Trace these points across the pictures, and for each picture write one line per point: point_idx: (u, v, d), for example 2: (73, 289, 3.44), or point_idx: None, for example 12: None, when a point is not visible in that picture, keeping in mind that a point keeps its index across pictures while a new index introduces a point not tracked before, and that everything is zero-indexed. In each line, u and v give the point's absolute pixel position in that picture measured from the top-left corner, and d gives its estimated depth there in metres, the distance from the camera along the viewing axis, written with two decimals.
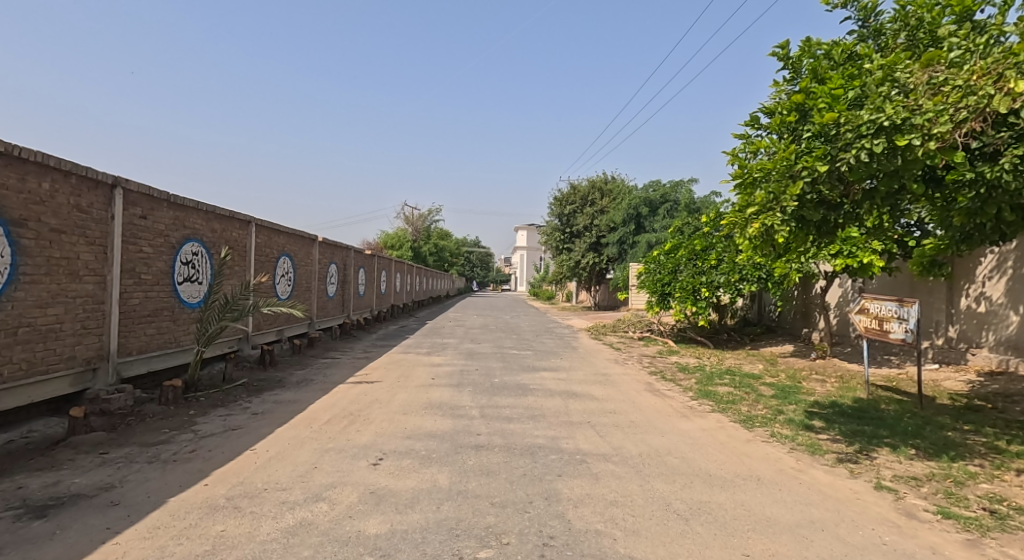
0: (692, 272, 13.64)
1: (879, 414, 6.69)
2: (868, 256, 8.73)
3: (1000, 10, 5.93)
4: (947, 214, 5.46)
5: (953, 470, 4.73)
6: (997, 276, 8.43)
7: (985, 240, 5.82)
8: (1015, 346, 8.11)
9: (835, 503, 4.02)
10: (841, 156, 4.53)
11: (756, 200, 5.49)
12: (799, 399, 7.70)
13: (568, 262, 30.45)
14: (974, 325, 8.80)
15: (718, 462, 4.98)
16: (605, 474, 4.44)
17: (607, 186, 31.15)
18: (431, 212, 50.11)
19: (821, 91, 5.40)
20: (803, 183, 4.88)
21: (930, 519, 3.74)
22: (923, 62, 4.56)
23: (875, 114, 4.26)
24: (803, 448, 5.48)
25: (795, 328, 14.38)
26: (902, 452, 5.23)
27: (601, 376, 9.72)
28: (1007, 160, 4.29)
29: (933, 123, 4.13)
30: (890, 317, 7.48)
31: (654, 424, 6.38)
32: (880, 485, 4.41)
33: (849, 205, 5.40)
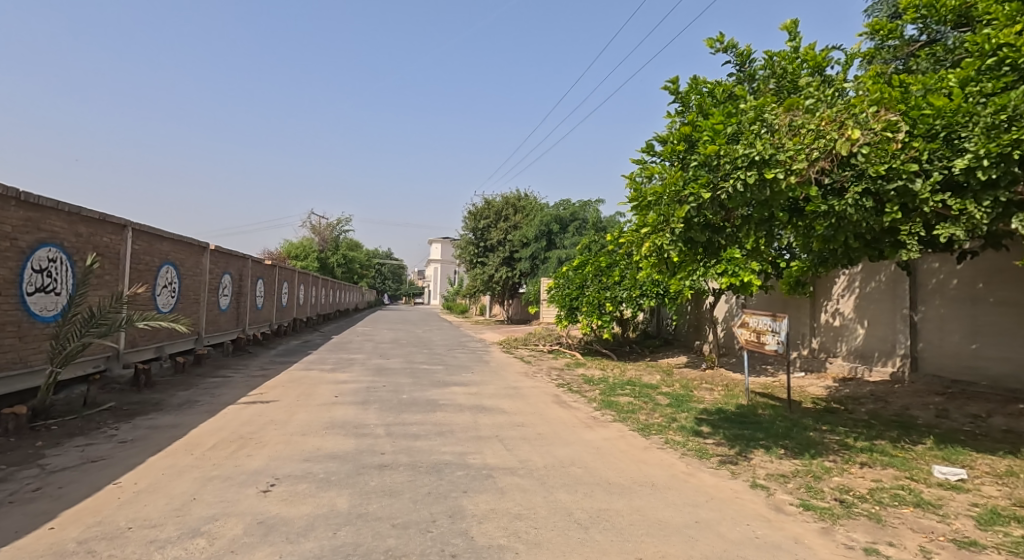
0: (598, 288, 14.24)
1: (757, 418, 7.39)
2: (748, 276, 9.65)
3: (844, 66, 6.80)
4: (807, 241, 6.19)
5: (813, 466, 5.33)
6: (847, 294, 9.65)
7: (837, 263, 6.64)
8: (860, 355, 9.31)
9: (718, 503, 4.37)
10: (721, 184, 5.03)
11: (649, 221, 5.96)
12: (690, 407, 8.29)
13: (481, 276, 30.73)
14: (831, 336, 9.98)
15: (617, 470, 5.23)
16: (511, 488, 4.51)
17: (520, 202, 31.82)
18: (341, 222, 48.39)
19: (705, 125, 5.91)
20: (689, 207, 5.35)
21: (793, 512, 4.18)
22: (786, 107, 5.14)
23: (747, 149, 4.79)
24: (693, 453, 5.91)
25: (688, 340, 15.53)
26: (773, 452, 5.80)
27: (510, 389, 9.85)
28: (850, 195, 4.99)
29: (793, 161, 4.71)
30: (765, 331, 8.29)
31: (560, 435, 6.58)
32: (755, 483, 4.87)
33: (731, 229, 5.96)
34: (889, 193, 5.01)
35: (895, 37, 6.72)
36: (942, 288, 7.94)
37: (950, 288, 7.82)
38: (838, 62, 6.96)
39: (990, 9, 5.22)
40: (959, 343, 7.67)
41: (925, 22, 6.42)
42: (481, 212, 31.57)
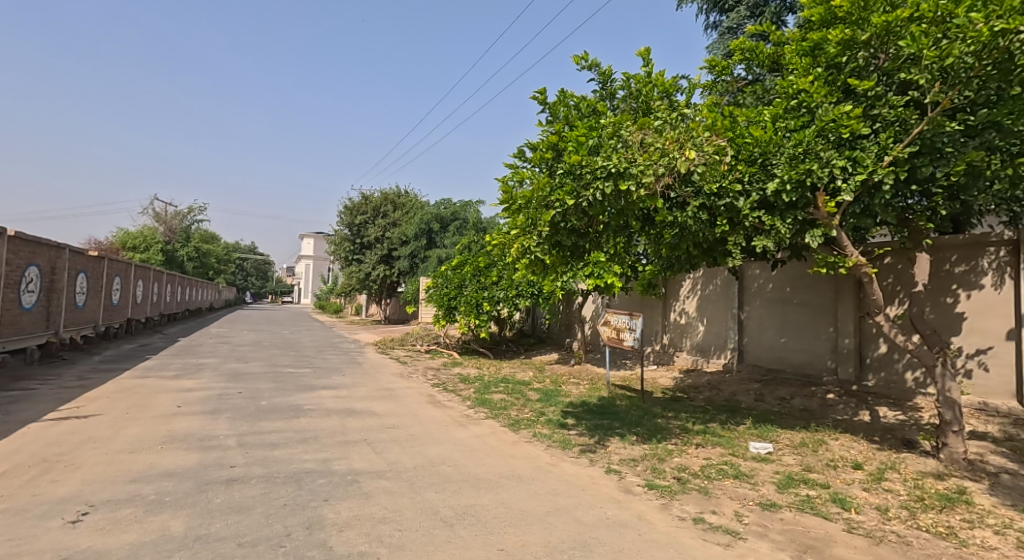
0: (476, 288, 14.43)
1: (615, 409, 8.02)
2: (611, 278, 10.40)
3: (687, 94, 7.61)
4: (658, 247, 6.86)
5: (658, 449, 5.93)
6: (692, 296, 10.84)
7: (682, 268, 7.43)
8: (700, 349, 10.51)
9: (577, 490, 4.69)
10: (583, 192, 5.40)
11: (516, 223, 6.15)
12: (558, 402, 8.75)
13: (357, 274, 29.58)
14: (679, 333, 11.14)
15: (486, 465, 5.38)
16: (376, 492, 4.45)
17: (400, 199, 31.11)
18: (194, 211, 43.70)
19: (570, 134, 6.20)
20: (555, 212, 5.64)
21: (640, 492, 4.62)
22: (638, 125, 5.64)
23: (606, 161, 5.19)
24: (557, 444, 6.26)
25: (560, 338, 16.37)
26: (627, 439, 6.35)
27: (383, 391, 9.63)
28: (690, 208, 5.80)
29: (643, 175, 5.21)
30: (624, 328, 9.04)
31: (432, 435, 6.60)
32: (609, 469, 5.30)
33: (594, 235, 6.40)
34: (720, 208, 5.81)
35: (727, 74, 7.67)
36: (761, 291, 9.23)
37: (767, 291, 9.12)
38: (682, 89, 7.78)
39: (792, 58, 5.97)
40: (772, 337, 8.99)
41: (749, 65, 7.42)
42: (358, 207, 30.38)
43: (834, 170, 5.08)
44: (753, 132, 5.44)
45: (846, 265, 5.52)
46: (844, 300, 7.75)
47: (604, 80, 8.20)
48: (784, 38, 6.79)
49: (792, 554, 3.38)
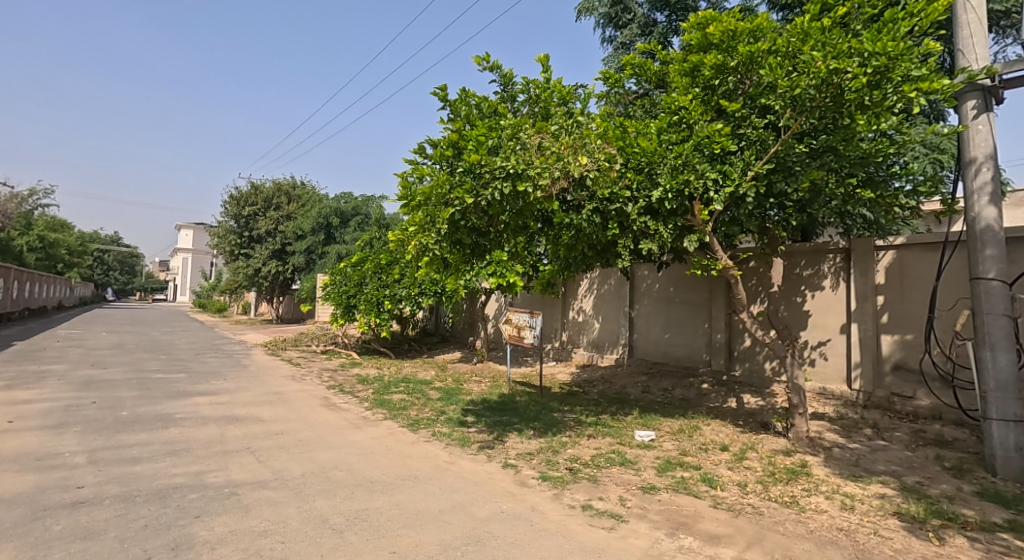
0: (376, 286, 14.09)
1: (514, 405, 8.25)
2: (513, 277, 10.60)
3: (583, 102, 7.99)
4: (557, 247, 7.16)
5: (553, 442, 6.21)
6: (589, 295, 11.40)
7: (579, 268, 7.80)
8: (595, 345, 11.09)
9: (473, 486, 4.80)
10: (482, 192, 5.51)
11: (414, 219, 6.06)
12: (459, 400, 8.83)
13: (246, 270, 27.62)
14: (577, 330, 11.66)
15: (382, 468, 5.33)
16: (257, 504, 4.25)
17: (294, 190, 29.47)
18: (44, 196, 38.31)
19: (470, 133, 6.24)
20: (454, 210, 5.68)
21: (534, 484, 4.83)
22: (535, 128, 5.83)
23: (504, 162, 5.34)
24: (456, 442, 6.34)
25: (464, 337, 16.47)
26: (525, 434, 6.58)
27: (271, 395, 9.13)
28: (585, 211, 6.18)
29: (539, 177, 5.43)
30: (525, 326, 9.32)
31: (324, 439, 6.40)
32: (506, 463, 5.47)
33: (494, 234, 6.53)
34: (611, 212, 6.19)
35: (619, 86, 8.15)
36: (649, 291, 9.92)
37: (654, 291, 9.83)
38: (578, 98, 8.15)
39: (675, 77, 6.49)
40: (658, 333, 9.70)
41: (638, 79, 7.94)
42: (246, 197, 28.32)
43: (707, 181, 5.62)
44: (641, 143, 5.86)
45: (717, 267, 6.13)
46: (718, 299, 8.57)
47: (505, 83, 8.29)
48: (668, 58, 7.37)
49: (664, 531, 3.73)
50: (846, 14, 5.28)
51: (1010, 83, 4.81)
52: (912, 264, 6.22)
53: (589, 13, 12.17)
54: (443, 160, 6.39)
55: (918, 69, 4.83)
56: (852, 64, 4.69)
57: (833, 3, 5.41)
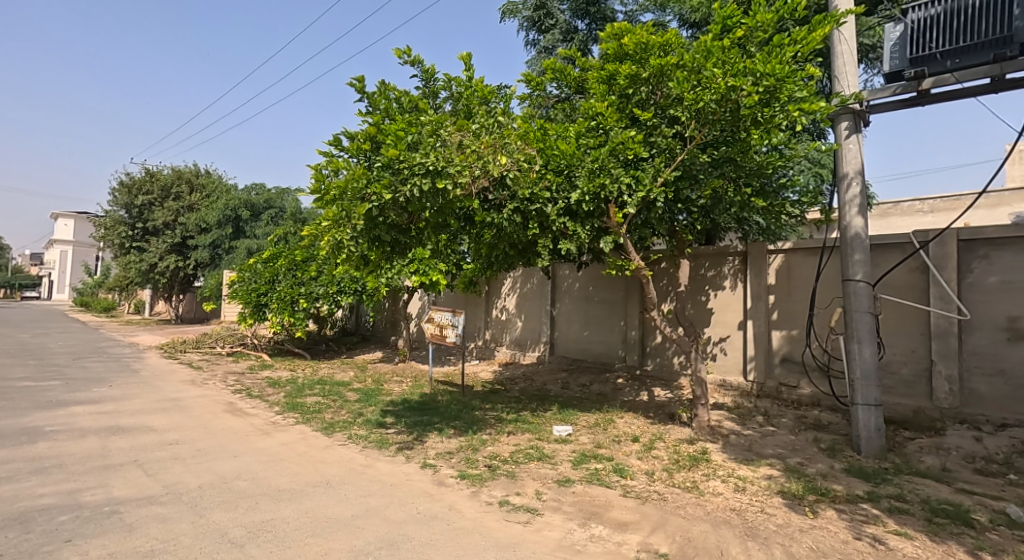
0: (290, 283, 13.47)
1: (435, 404, 8.21)
2: (437, 275, 10.49)
3: (504, 103, 8.09)
4: (479, 246, 7.19)
5: (474, 440, 6.26)
6: (512, 294, 11.55)
7: (501, 267, 7.88)
8: (518, 343, 11.26)
9: (388, 489, 4.75)
10: (400, 188, 5.44)
11: (328, 213, 5.84)
12: (378, 401, 8.66)
13: (140, 266, 25.37)
14: (500, 329, 11.79)
15: (290, 475, 5.14)
16: (142, 521, 3.97)
17: (197, 179, 27.42)
18: None
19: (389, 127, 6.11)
20: (371, 206, 5.55)
21: (453, 483, 4.85)
22: (456, 126, 5.82)
23: (424, 158, 5.30)
24: (373, 445, 6.23)
25: (385, 336, 16.14)
26: (445, 433, 6.58)
27: (166, 402, 8.49)
28: (506, 210, 6.24)
29: (459, 174, 5.45)
30: (447, 325, 9.28)
31: (226, 448, 6.06)
32: (425, 463, 5.45)
33: (415, 232, 6.46)
34: (531, 212, 6.34)
35: (540, 90, 8.31)
36: (569, 290, 10.22)
37: (575, 290, 10.14)
38: (499, 98, 8.24)
39: (593, 83, 6.72)
40: (578, 331, 10.02)
41: (559, 84, 8.15)
42: (138, 184, 25.95)
43: (622, 185, 5.90)
44: (560, 146, 6.04)
45: (630, 268, 6.45)
46: (633, 298, 8.99)
47: (426, 78, 8.17)
48: (586, 65, 7.63)
49: (577, 521, 3.89)
50: (743, 36, 5.73)
51: (876, 109, 5.45)
52: (798, 267, 6.86)
53: (512, 15, 12.31)
54: (360, 154, 6.20)
55: (801, 91, 5.36)
56: (747, 82, 5.13)
57: (733, 24, 5.85)
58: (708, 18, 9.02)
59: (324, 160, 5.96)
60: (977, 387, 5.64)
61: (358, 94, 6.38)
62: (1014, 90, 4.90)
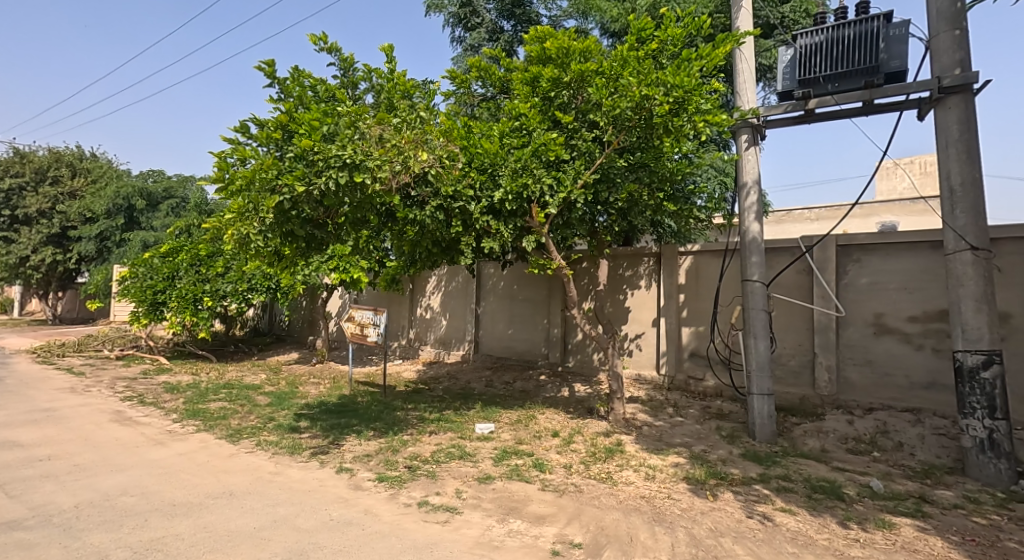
0: (193, 280, 12.55)
1: (354, 406, 8.00)
2: (358, 272, 10.17)
3: (426, 98, 7.99)
4: (401, 243, 7.06)
5: (394, 441, 6.16)
6: (437, 292, 11.46)
7: (424, 265, 7.80)
8: (442, 341, 11.20)
9: (299, 496, 4.57)
10: (314, 181, 5.22)
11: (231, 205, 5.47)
12: (291, 404, 8.30)
13: (12, 259, 22.61)
14: (424, 327, 11.66)
15: (188, 488, 4.81)
16: (3, 550, 3.56)
17: (81, 165, 24.86)
18: None
19: (301, 116, 5.82)
20: (282, 198, 5.28)
21: (369, 486, 4.76)
22: (376, 119, 5.65)
23: (341, 151, 5.12)
24: (285, 450, 5.97)
25: (301, 337, 15.49)
26: (364, 435, 6.43)
27: (41, 414, 7.65)
28: (428, 207, 6.13)
29: (378, 169, 5.33)
30: (368, 324, 9.04)
31: (111, 462, 5.57)
32: (341, 468, 5.30)
33: (332, 227, 6.24)
34: (454, 210, 6.31)
35: (464, 88, 8.29)
36: (494, 288, 10.29)
37: (499, 288, 10.22)
38: (421, 93, 8.13)
39: (517, 84, 6.79)
40: (502, 329, 10.11)
41: (483, 83, 8.16)
42: (6, 166, 23.03)
43: (544, 186, 6.05)
44: (484, 145, 6.07)
45: (552, 267, 6.59)
46: (555, 296, 9.20)
47: (345, 68, 7.87)
48: (510, 65, 7.71)
49: (495, 518, 3.94)
50: (656, 48, 6.02)
51: (771, 123, 5.92)
52: (705, 268, 7.31)
53: (438, 10, 12.21)
54: (270, 143, 5.85)
55: (707, 103, 5.74)
56: (659, 92, 5.41)
57: (647, 35, 6.12)
58: (627, 27, 9.39)
59: (228, 148, 5.54)
60: (852, 375, 6.29)
61: (267, 79, 6.01)
62: (881, 114, 5.51)
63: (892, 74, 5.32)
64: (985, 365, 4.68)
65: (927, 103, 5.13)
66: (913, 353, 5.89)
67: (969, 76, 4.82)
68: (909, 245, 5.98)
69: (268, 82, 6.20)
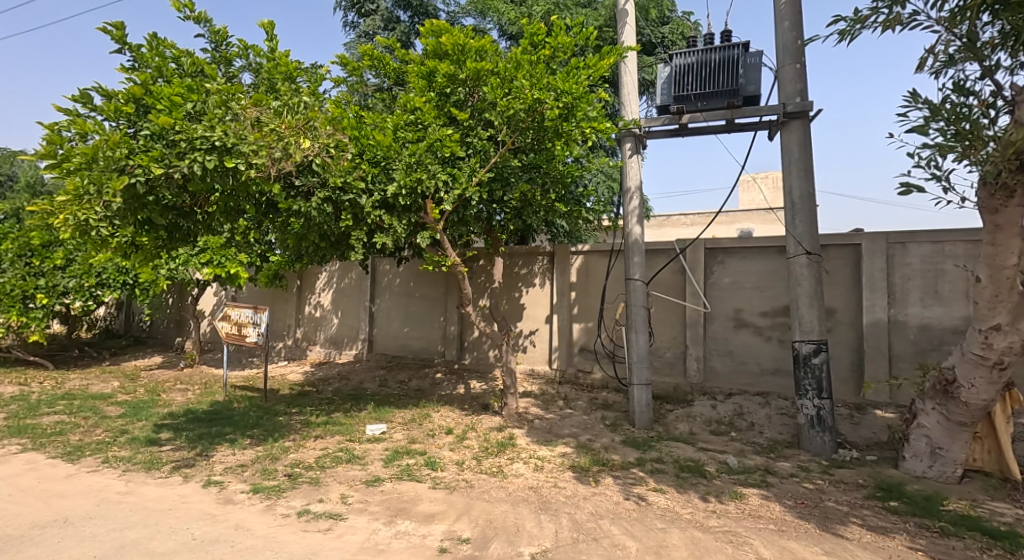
0: (21, 273, 10.68)
1: (228, 413, 7.38)
2: (235, 267, 9.33)
3: (313, 83, 7.53)
4: (284, 237, 6.60)
5: (273, 448, 5.77)
6: (327, 289, 10.91)
7: (311, 260, 7.39)
8: (333, 341, 10.69)
9: (156, 516, 4.12)
10: (175, 163, 4.69)
11: (66, 185, 4.72)
12: (150, 415, 7.46)
13: None
14: (313, 326, 11.05)
15: (7, 519, 4.13)
16: None
17: None
18: None
19: (157, 89, 5.18)
20: (133, 181, 4.67)
21: (241, 499, 4.41)
22: (252, 101, 5.20)
23: (207, 132, 4.68)
24: (139, 467, 5.34)
25: (167, 338, 14.02)
26: (238, 444, 5.96)
27: None
28: (315, 198, 5.75)
29: (254, 155, 4.92)
30: (247, 324, 8.37)
31: None
32: (208, 481, 4.86)
33: (202, 216, 5.65)
34: (344, 203, 6.01)
35: (356, 76, 7.95)
36: (390, 285, 10.00)
37: (395, 285, 9.95)
38: (308, 78, 7.65)
39: (413, 77, 6.63)
40: (398, 328, 9.86)
41: (377, 73, 7.90)
42: None
43: (439, 182, 5.99)
44: (376, 137, 5.88)
45: (447, 264, 6.54)
46: (452, 294, 9.16)
47: (217, 41, 7.15)
48: (406, 57, 7.51)
49: (382, 520, 3.85)
50: (549, 54, 6.20)
51: (651, 134, 6.36)
52: (594, 267, 7.70)
53: None
54: (120, 117, 5.15)
55: (593, 111, 6.05)
56: (550, 97, 5.60)
57: (540, 39, 6.28)
58: (523, 31, 9.59)
59: (63, 119, 4.77)
60: (716, 365, 6.96)
61: (116, 43, 5.27)
62: (741, 132, 6.16)
63: (749, 98, 5.98)
64: (816, 352, 5.43)
65: (776, 126, 5.81)
66: (763, 343, 6.67)
67: (807, 105, 5.53)
68: (762, 249, 6.75)
69: (117, 49, 5.44)
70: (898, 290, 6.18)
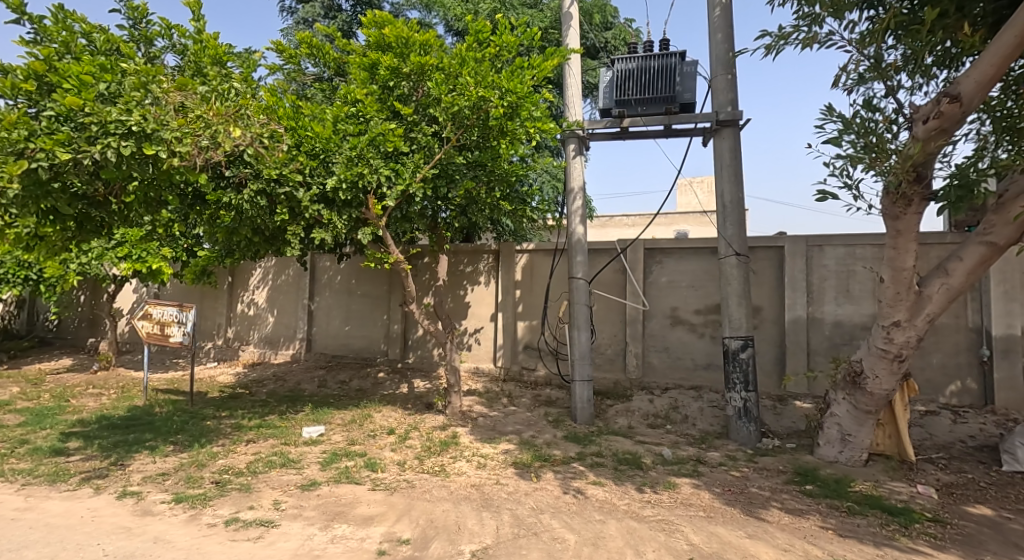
0: None
1: (149, 418, 6.88)
2: (157, 262, 8.72)
3: (246, 69, 7.13)
4: (212, 231, 6.21)
5: (199, 455, 5.44)
6: (261, 286, 10.41)
7: (243, 255, 7.02)
8: (267, 340, 10.20)
9: (61, 533, 3.78)
10: (84, 148, 4.27)
11: None
12: (56, 422, 6.82)
13: None
14: (246, 325, 10.51)
15: None
16: None
17: None
18: None
19: (62, 66, 4.70)
20: (35, 166, 4.22)
21: (162, 510, 4.13)
22: (177, 85, 4.85)
23: (123, 115, 4.30)
24: (43, 480, 4.87)
25: (79, 339, 12.89)
26: (159, 452, 5.57)
27: None
28: (247, 190, 5.51)
29: (178, 142, 4.60)
30: (171, 322, 7.82)
31: None
32: (124, 492, 4.50)
33: (117, 206, 5.21)
34: (279, 196, 5.75)
35: (292, 64, 7.59)
36: (330, 283, 9.66)
37: (335, 283, 9.63)
38: (240, 63, 7.23)
39: (355, 69, 6.42)
40: (338, 326, 9.55)
41: (316, 62, 7.60)
42: None
43: (381, 177, 5.85)
44: (315, 128, 5.66)
45: (389, 261, 6.39)
46: (395, 292, 8.98)
47: (136, 18, 6.62)
48: (347, 48, 7.27)
49: (318, 526, 3.72)
50: (494, 53, 6.19)
51: (594, 136, 6.51)
52: (538, 266, 7.80)
53: None
54: (15, 94, 4.63)
55: (538, 112, 6.11)
56: (494, 95, 5.61)
57: (486, 38, 6.26)
58: (469, 28, 9.52)
59: None
60: (652, 360, 7.24)
61: (11, 12, 4.72)
62: (678, 138, 6.42)
63: (684, 105, 6.22)
64: (743, 348, 5.76)
65: (709, 132, 6.09)
66: (696, 340, 7.01)
67: (738, 114, 5.84)
68: (695, 250, 7.08)
69: (16, 18, 4.89)
70: (815, 289, 6.67)
